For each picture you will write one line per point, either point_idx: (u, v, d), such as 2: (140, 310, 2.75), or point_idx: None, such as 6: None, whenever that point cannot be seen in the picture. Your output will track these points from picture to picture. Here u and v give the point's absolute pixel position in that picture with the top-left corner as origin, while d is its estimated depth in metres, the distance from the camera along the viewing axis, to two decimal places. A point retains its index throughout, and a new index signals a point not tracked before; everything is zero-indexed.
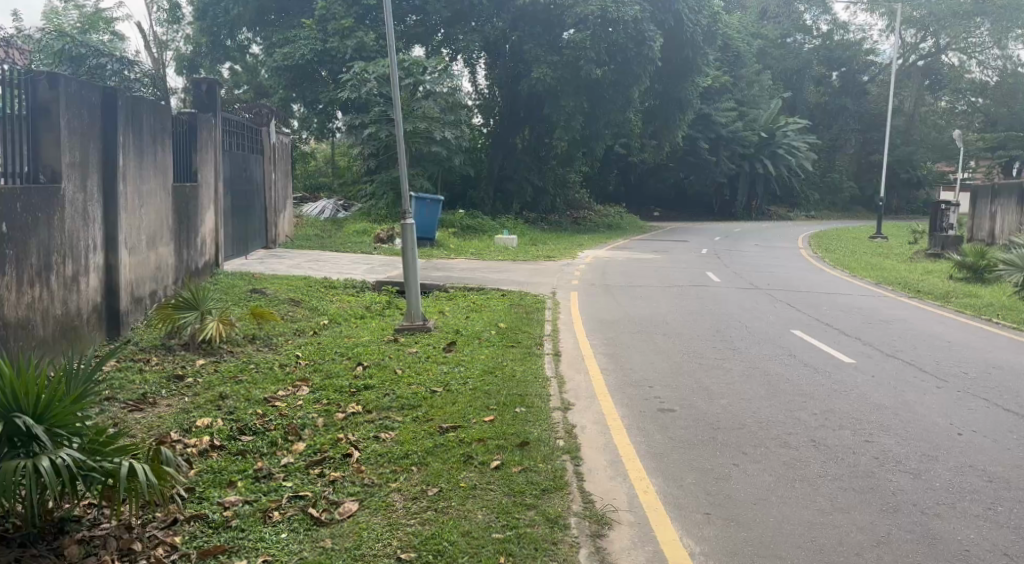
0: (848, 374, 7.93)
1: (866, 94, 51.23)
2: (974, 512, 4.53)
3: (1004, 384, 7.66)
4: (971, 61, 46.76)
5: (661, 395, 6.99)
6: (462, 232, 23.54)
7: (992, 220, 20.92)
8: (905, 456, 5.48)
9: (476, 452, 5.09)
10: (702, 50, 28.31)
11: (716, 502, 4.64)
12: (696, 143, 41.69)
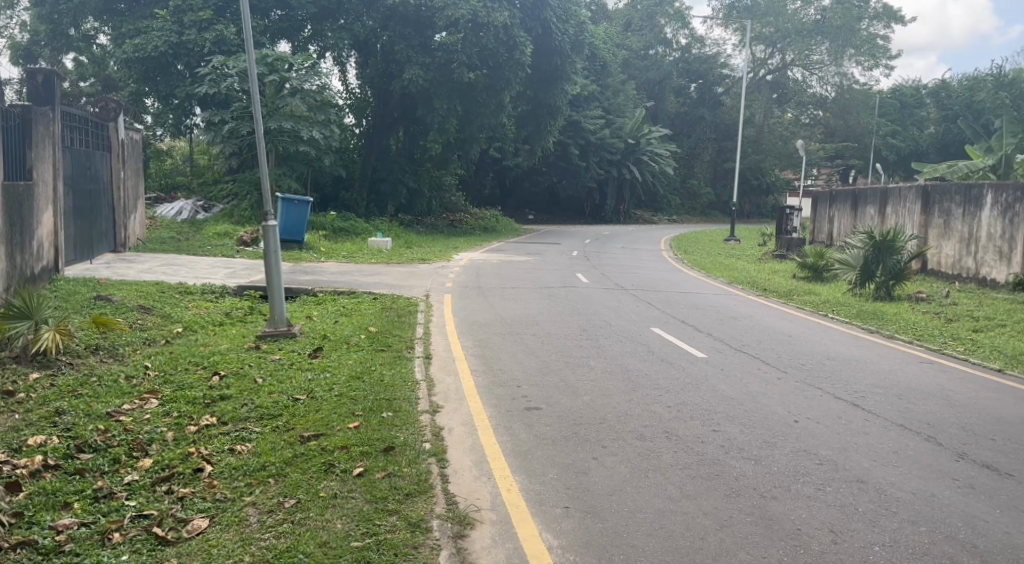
0: (702, 368, 8.37)
1: (721, 105, 54.28)
2: (806, 493, 4.90)
3: (836, 373, 8.35)
4: (812, 77, 50.34)
5: (527, 393, 7.10)
6: (333, 234, 23.00)
7: (830, 223, 22.74)
8: (748, 443, 5.86)
9: (338, 460, 4.97)
10: (571, 58, 29.07)
11: (574, 496, 4.77)
12: (567, 148, 42.75)
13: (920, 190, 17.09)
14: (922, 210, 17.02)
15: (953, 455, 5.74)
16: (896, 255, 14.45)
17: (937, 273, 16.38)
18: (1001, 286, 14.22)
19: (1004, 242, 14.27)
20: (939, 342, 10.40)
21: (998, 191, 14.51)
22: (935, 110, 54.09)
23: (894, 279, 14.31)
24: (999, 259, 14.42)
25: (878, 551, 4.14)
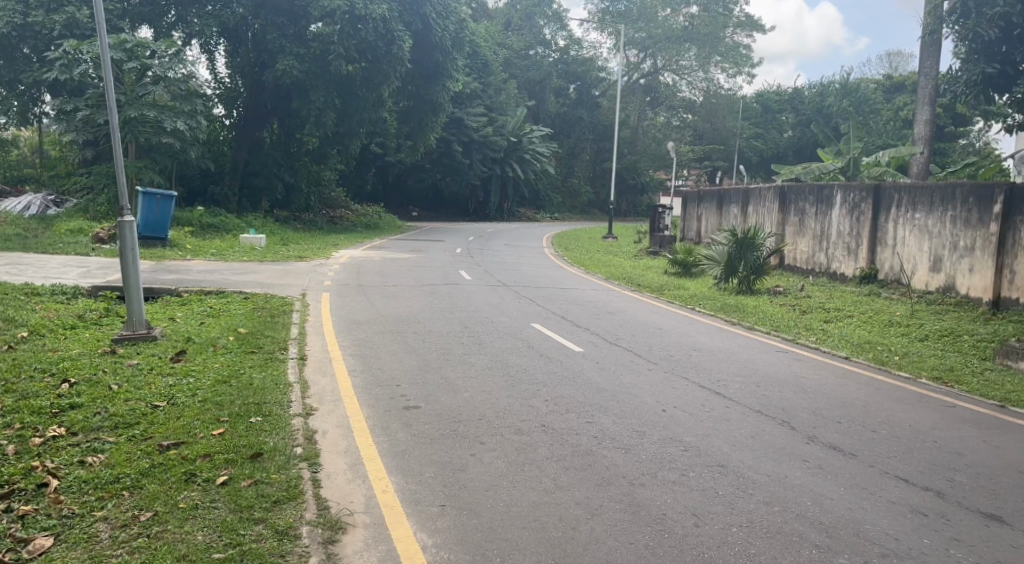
0: (578, 362, 8.57)
1: (599, 106, 55.79)
2: (672, 479, 5.11)
3: (702, 364, 8.76)
4: (682, 81, 52.56)
5: (406, 392, 7.03)
6: (202, 230, 21.93)
7: (698, 221, 23.83)
8: (619, 433, 6.05)
9: (201, 469, 4.73)
10: (451, 55, 29.03)
11: (450, 494, 4.76)
12: (450, 145, 42.68)
13: (778, 190, 18.24)
14: (780, 209, 18.16)
15: (804, 437, 6.15)
16: (756, 252, 15.35)
17: (793, 268, 17.54)
18: (848, 279, 15.39)
19: (850, 239, 15.45)
20: (795, 332, 11.14)
21: (845, 191, 15.69)
22: (793, 115, 57.95)
23: (754, 274, 15.18)
24: (846, 254, 15.60)
25: (736, 531, 4.37)
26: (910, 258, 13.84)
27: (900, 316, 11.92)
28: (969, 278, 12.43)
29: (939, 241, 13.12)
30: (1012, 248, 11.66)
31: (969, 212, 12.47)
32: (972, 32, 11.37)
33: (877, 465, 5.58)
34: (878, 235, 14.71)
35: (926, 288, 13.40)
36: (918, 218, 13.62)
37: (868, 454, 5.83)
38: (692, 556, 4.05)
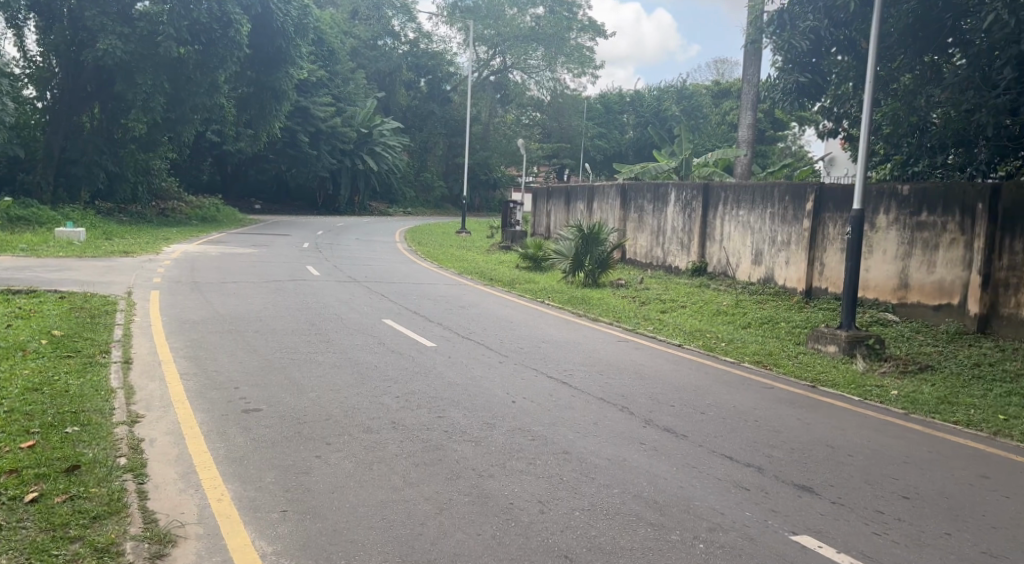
0: (429, 357, 8.55)
1: (450, 101, 55.95)
2: (519, 468, 5.21)
3: (550, 355, 9.01)
4: (531, 80, 53.73)
5: (246, 394, 6.71)
6: (11, 224, 19.82)
7: (547, 217, 24.47)
8: (469, 426, 6.09)
9: (5, 486, 4.27)
10: (294, 41, 27.96)
11: (293, 498, 4.59)
12: (295, 135, 41.19)
13: (619, 187, 19.06)
14: (621, 205, 19.00)
15: (642, 422, 6.47)
16: (601, 247, 15.99)
17: (634, 261, 18.41)
18: (682, 272, 16.36)
19: (684, 234, 16.43)
20: (635, 323, 11.70)
21: (679, 189, 16.66)
22: (633, 116, 59.77)
23: (599, 268, 15.79)
24: (680, 248, 16.58)
25: (579, 515, 4.52)
26: (736, 251, 14.91)
27: (728, 305, 12.82)
28: (785, 269, 13.58)
29: (760, 236, 14.23)
30: (822, 242, 12.85)
31: (785, 210, 13.62)
32: (788, 43, 12.36)
33: (707, 445, 5.97)
34: (708, 231, 15.74)
35: (749, 279, 14.48)
36: (742, 214, 14.73)
37: (699, 434, 6.23)
38: (538, 543, 4.15)
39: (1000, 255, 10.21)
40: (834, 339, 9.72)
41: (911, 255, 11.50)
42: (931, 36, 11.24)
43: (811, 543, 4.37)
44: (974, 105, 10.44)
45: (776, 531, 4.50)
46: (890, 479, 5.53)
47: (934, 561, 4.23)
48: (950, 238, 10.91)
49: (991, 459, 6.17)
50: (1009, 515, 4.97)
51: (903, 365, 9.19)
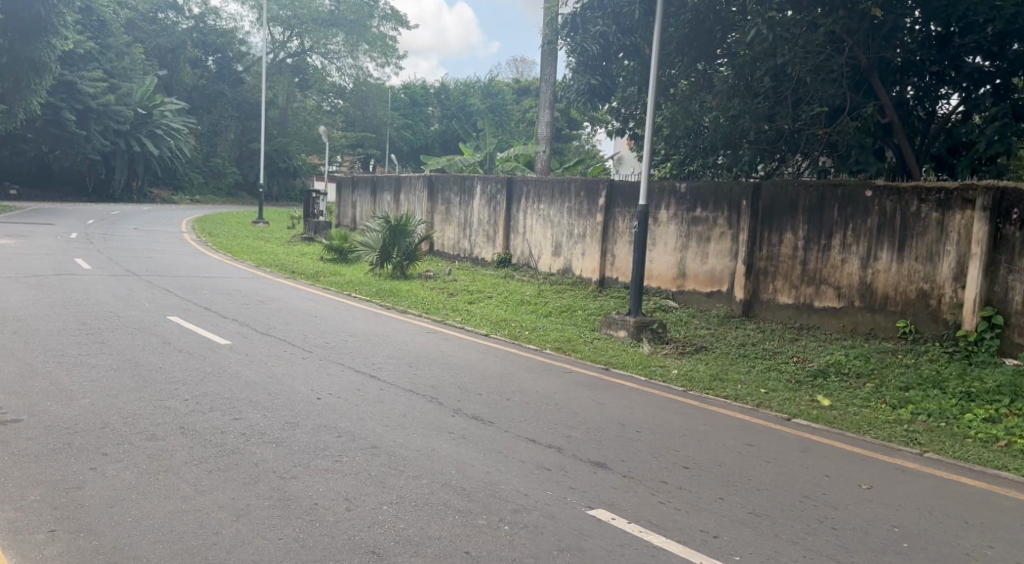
0: (224, 356, 8.02)
1: (242, 83, 52.76)
2: (324, 467, 5.03)
3: (356, 348, 8.81)
4: (331, 66, 51.94)
5: (3, 405, 5.88)
6: None
7: (353, 208, 23.90)
8: (269, 427, 5.79)
9: None
10: (56, 8, 24.94)
11: (64, 516, 4.10)
12: (59, 111, 36.66)
13: (426, 179, 19.02)
14: (428, 197, 18.99)
15: (450, 411, 6.52)
16: (408, 239, 15.86)
17: (441, 253, 18.50)
18: (488, 263, 16.71)
19: (489, 227, 16.78)
20: (442, 314, 11.77)
21: (484, 182, 16.95)
22: (438, 108, 59.84)
23: (407, 260, 15.72)
24: (486, 241, 16.92)
25: (387, 509, 4.46)
26: (537, 243, 15.49)
27: (530, 295, 13.29)
28: (581, 261, 14.33)
29: (559, 229, 14.86)
30: (612, 235, 13.70)
31: (581, 204, 14.35)
32: (580, 46, 13.03)
33: (511, 430, 6.14)
34: (512, 223, 16.19)
35: (550, 270, 15.11)
36: (542, 208, 15.29)
37: (503, 420, 6.38)
38: (344, 541, 4.03)
39: (761, 247, 11.48)
40: (624, 324, 10.43)
41: (688, 248, 12.58)
42: (703, 45, 12.31)
43: (607, 516, 4.64)
44: (741, 110, 11.72)
45: (575, 507, 4.72)
46: (674, 450, 6.02)
47: (710, 523, 4.67)
48: (720, 231, 12.07)
49: (755, 428, 6.92)
50: (770, 477, 5.61)
51: (681, 346, 10.05)
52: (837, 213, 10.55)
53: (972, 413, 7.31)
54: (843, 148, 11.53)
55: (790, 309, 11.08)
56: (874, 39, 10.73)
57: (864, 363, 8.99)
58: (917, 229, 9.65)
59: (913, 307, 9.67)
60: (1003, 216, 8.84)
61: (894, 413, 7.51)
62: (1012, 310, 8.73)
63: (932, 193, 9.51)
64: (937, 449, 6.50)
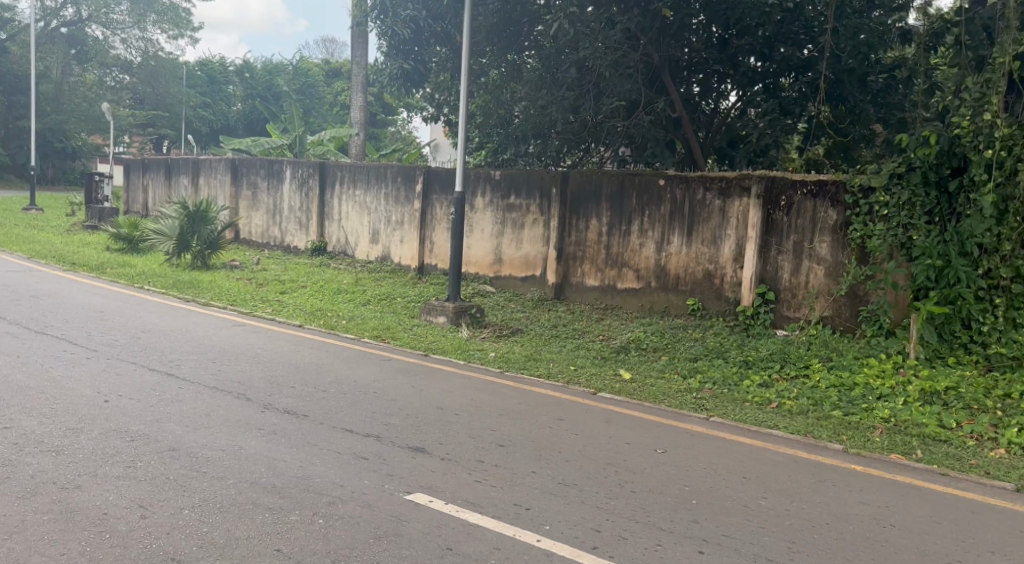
0: None
1: (7, 52, 46.61)
2: (116, 474, 4.64)
3: (151, 345, 8.18)
4: (114, 37, 46.06)
5: None
6: None
7: (144, 192, 22.03)
8: (48, 434, 5.23)
9: None
10: None
11: None
12: None
13: (229, 162, 17.92)
14: (231, 182, 17.93)
15: (259, 407, 6.23)
16: (210, 226, 14.88)
17: (248, 241, 17.59)
18: (301, 251, 16.14)
19: (301, 214, 16.19)
20: (252, 306, 11.20)
21: (294, 167, 16.28)
22: (240, 87, 56.49)
23: (209, 249, 14.73)
24: (298, 228, 16.31)
25: (188, 513, 4.20)
26: (353, 231, 15.19)
27: (347, 284, 12.98)
28: (400, 248, 14.25)
29: (376, 216, 14.65)
30: (430, 222, 13.73)
31: (397, 191, 14.23)
32: (391, 29, 12.94)
33: (326, 422, 6.00)
34: (325, 210, 15.71)
35: (367, 258, 14.88)
36: (357, 193, 14.99)
37: (317, 412, 6.21)
38: (139, 551, 3.76)
39: (570, 232, 12.00)
40: (442, 310, 10.48)
41: (503, 234, 12.88)
42: (511, 35, 12.58)
43: (424, 499, 4.67)
44: (548, 101, 12.13)
45: (392, 493, 4.71)
46: (490, 430, 6.17)
47: (523, 496, 4.85)
48: (533, 218, 12.48)
49: (566, 404, 7.26)
50: (579, 449, 5.91)
51: (498, 330, 10.28)
52: (635, 200, 11.26)
53: (750, 379, 8.14)
54: (639, 139, 12.26)
55: (596, 291, 11.71)
56: (664, 37, 11.64)
57: (660, 338, 9.72)
58: (703, 215, 10.53)
59: (701, 286, 10.57)
60: (773, 202, 9.85)
61: (685, 382, 8.21)
62: (782, 287, 9.82)
63: (715, 182, 10.40)
64: (722, 413, 7.19)
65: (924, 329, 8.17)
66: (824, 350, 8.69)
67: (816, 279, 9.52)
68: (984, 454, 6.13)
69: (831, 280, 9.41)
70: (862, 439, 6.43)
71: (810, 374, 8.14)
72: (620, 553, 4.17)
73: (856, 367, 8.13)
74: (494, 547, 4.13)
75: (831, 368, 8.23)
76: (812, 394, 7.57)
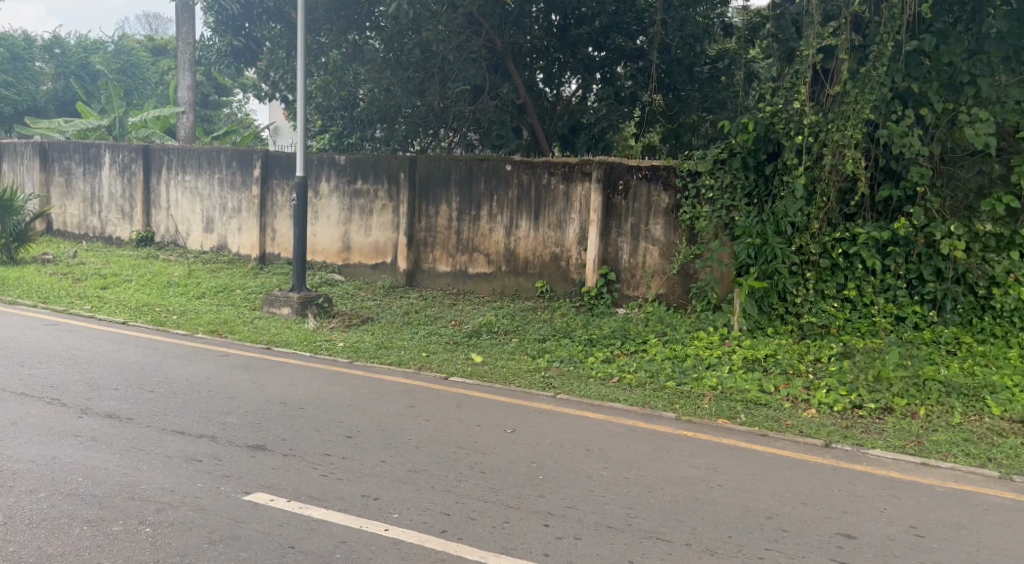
0: None
1: None
2: None
3: None
4: None
5: None
6: None
7: None
8: None
9: None
10: None
11: None
12: None
13: (36, 146, 16.25)
14: (40, 167, 16.29)
15: (76, 413, 5.73)
16: (16, 217, 13.48)
17: (64, 233, 16.10)
18: (126, 243, 14.99)
19: (125, 202, 15.02)
20: (66, 303, 10.27)
21: (114, 151, 15.04)
22: None
23: (15, 242, 13.38)
24: (121, 217, 15.12)
25: None
26: (184, 219, 14.28)
27: (178, 277, 12.18)
28: (238, 237, 13.58)
29: (209, 203, 13.86)
30: (270, 209, 13.17)
31: (233, 176, 13.51)
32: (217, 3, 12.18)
33: (154, 424, 5.61)
34: (152, 197, 14.67)
35: (202, 248, 14.06)
36: (188, 179, 14.10)
37: (144, 415, 5.80)
38: None
39: (419, 218, 11.91)
40: (286, 301, 10.09)
41: (350, 221, 12.56)
42: (350, 15, 12.20)
43: (265, 498, 4.49)
44: (392, 83, 11.90)
45: (229, 495, 4.48)
46: (336, 422, 6.02)
47: (370, 487, 4.77)
48: (380, 204, 12.26)
49: (416, 390, 7.22)
50: (429, 434, 5.90)
51: (347, 319, 10.03)
52: (483, 186, 11.34)
53: (594, 355, 8.46)
54: (486, 124, 12.32)
55: (447, 276, 11.72)
56: (505, 24, 11.77)
57: (510, 320, 9.87)
58: (549, 200, 10.78)
59: (548, 269, 10.85)
60: (612, 186, 10.25)
61: (534, 362, 8.41)
62: (622, 267, 10.26)
63: (559, 167, 10.66)
64: (568, 390, 7.43)
65: (747, 303, 8.81)
66: (660, 325, 9.17)
67: (652, 260, 10.03)
68: (798, 414, 6.73)
69: (666, 259, 9.95)
70: (692, 407, 6.88)
71: (648, 348, 8.57)
72: (469, 534, 4.20)
73: (688, 340, 8.65)
74: (339, 541, 4.04)
75: (667, 342, 8.70)
76: (650, 367, 7.99)
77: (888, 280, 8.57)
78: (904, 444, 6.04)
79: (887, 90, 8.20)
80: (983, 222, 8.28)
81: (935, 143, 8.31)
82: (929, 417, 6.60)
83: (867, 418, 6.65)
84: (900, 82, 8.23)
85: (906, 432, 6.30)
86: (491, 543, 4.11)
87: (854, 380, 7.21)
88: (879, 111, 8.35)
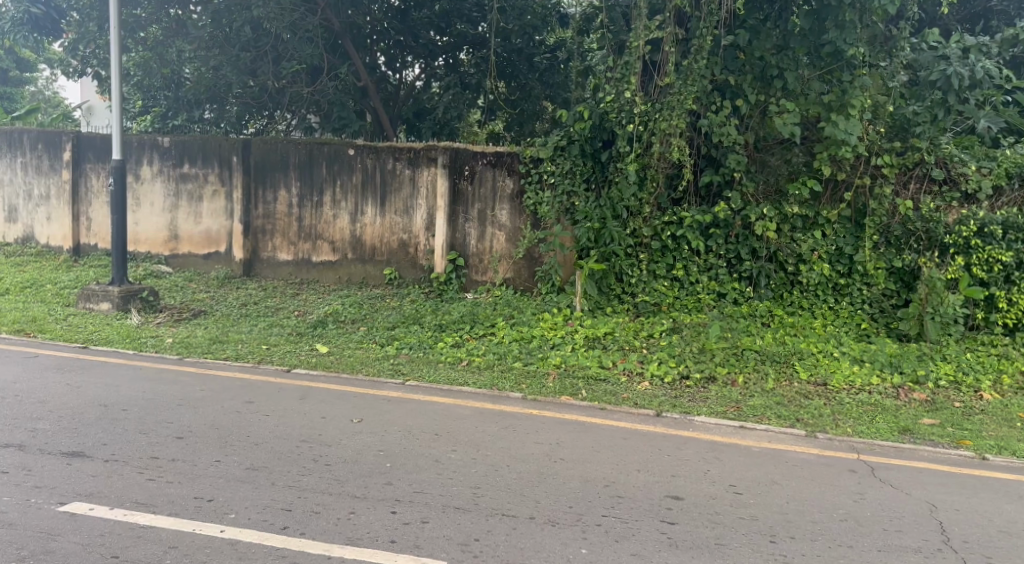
0: None
1: None
2: None
3: None
4: None
5: None
6: None
7: None
8: None
9: None
10: None
11: None
12: None
13: None
14: None
15: None
16: None
17: None
18: None
19: None
20: None
21: None
22: None
23: None
24: None
25: None
26: None
27: None
28: (48, 227, 12.37)
29: (11, 189, 12.54)
30: (86, 196, 12.10)
31: (39, 160, 12.28)
32: None
33: None
34: None
35: (5, 239, 12.70)
36: None
37: None
38: None
39: (256, 205, 11.38)
40: (106, 296, 9.33)
41: (178, 208, 11.79)
42: None
43: (84, 508, 4.15)
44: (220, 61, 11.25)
45: (41, 508, 4.11)
46: (165, 423, 5.66)
47: (205, 488, 4.54)
48: (212, 190, 11.58)
49: (255, 385, 6.92)
50: (269, 430, 5.68)
51: (177, 313, 9.43)
52: (324, 170, 10.99)
53: (443, 341, 8.49)
54: (325, 106, 11.91)
55: (289, 265, 11.31)
56: (342, 4, 11.46)
57: (357, 309, 9.68)
58: (394, 185, 10.66)
59: (396, 256, 10.74)
60: (457, 172, 10.28)
61: (382, 350, 8.31)
62: (470, 253, 10.34)
63: (402, 152, 10.55)
64: (416, 376, 7.40)
65: (587, 284, 9.15)
66: (507, 309, 9.34)
67: (498, 245, 10.19)
68: (633, 388, 7.10)
69: (511, 244, 10.14)
70: (538, 386, 7.08)
71: (495, 332, 8.70)
72: (312, 528, 4.10)
73: (534, 322, 8.86)
74: (170, 546, 3.81)
75: (513, 325, 8.87)
76: (497, 349, 8.13)
77: (711, 260, 9.20)
78: (726, 410, 6.54)
79: (707, 82, 8.75)
80: (791, 204, 8.99)
81: (749, 132, 8.97)
82: (747, 384, 7.19)
83: (693, 388, 7.13)
84: (719, 75, 8.83)
85: (727, 398, 6.83)
86: (335, 535, 4.03)
87: (682, 353, 7.69)
88: (700, 101, 8.87)
